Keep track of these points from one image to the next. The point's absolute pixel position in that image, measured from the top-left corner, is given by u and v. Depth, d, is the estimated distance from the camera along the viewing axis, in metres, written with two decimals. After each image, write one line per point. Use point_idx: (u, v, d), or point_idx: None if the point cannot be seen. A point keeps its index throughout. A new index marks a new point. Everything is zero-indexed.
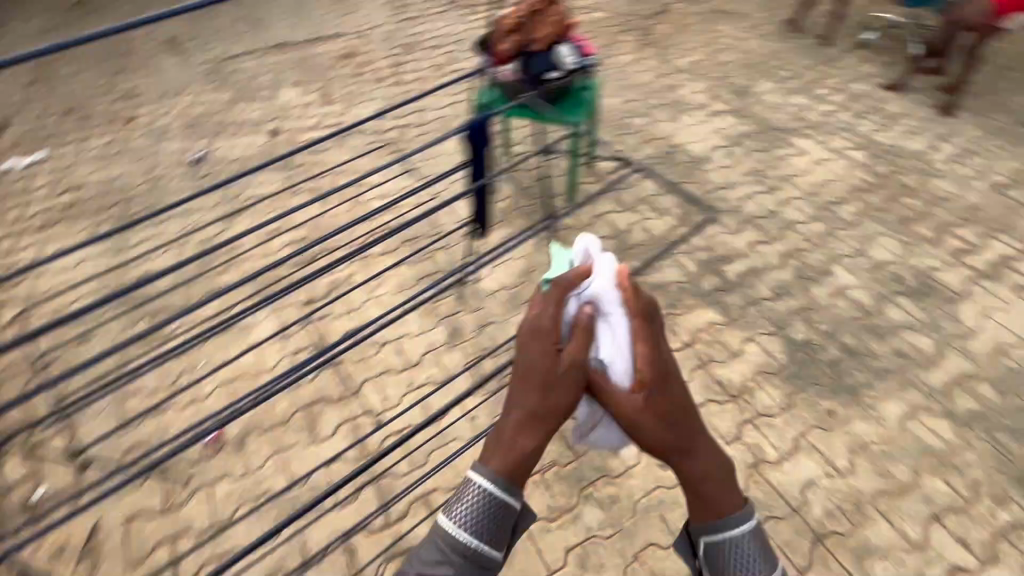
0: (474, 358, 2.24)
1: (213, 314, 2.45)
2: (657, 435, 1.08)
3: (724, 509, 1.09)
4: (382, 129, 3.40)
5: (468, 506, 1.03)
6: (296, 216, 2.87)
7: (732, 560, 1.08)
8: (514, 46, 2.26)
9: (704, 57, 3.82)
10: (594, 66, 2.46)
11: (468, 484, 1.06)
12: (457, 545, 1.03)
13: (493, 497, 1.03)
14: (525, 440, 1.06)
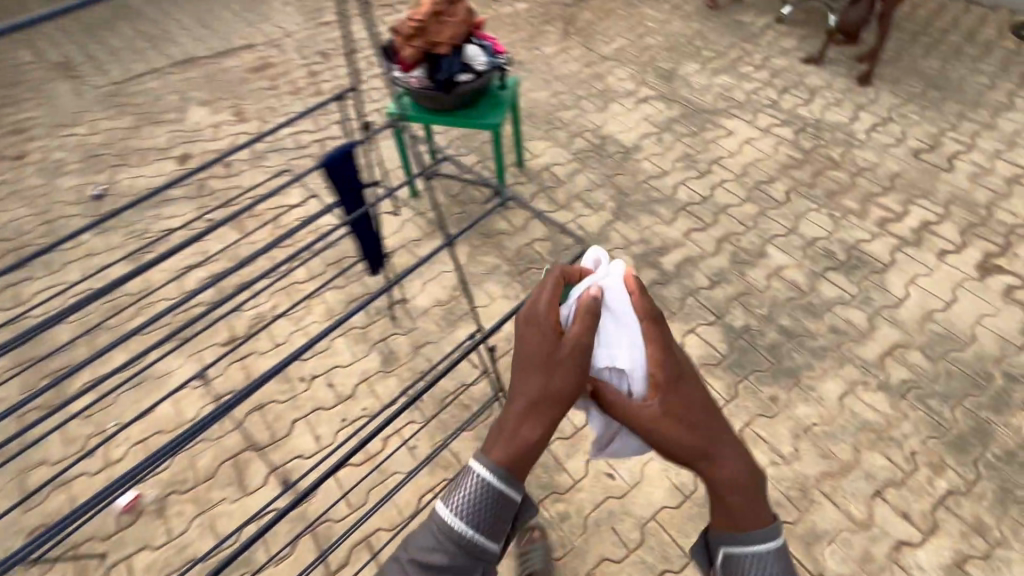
0: (410, 383, 2.13)
1: (124, 365, 2.25)
2: (675, 434, 0.97)
3: (746, 519, 0.97)
4: (302, 145, 3.22)
5: (465, 496, 0.95)
6: (212, 247, 2.68)
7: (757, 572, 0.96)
8: (420, 51, 2.13)
9: (630, 42, 3.77)
10: (507, 65, 2.37)
11: (465, 472, 0.97)
12: (452, 534, 0.96)
13: (491, 488, 0.94)
14: (524, 430, 0.95)
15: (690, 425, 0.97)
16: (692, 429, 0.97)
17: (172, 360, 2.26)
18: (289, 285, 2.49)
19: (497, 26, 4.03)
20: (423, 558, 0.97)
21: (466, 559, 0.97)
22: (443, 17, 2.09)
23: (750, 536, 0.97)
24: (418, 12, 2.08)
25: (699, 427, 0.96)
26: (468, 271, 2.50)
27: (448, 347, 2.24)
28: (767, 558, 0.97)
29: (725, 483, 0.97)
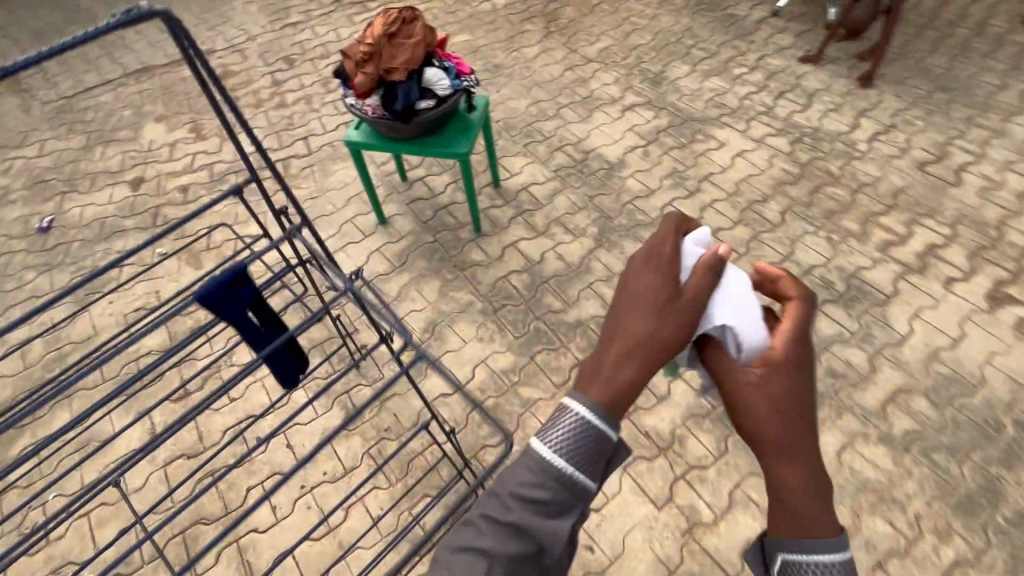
0: (375, 443, 1.97)
1: (68, 426, 2.09)
2: (760, 415, 0.91)
3: (817, 526, 0.88)
4: (264, 166, 3.00)
5: (566, 430, 0.90)
6: (165, 287, 2.49)
7: None
8: (374, 77, 1.90)
9: (615, 42, 3.52)
10: (474, 86, 2.15)
11: (565, 406, 0.93)
12: (551, 469, 0.89)
13: (593, 426, 0.90)
14: (623, 372, 0.91)
15: (781, 409, 0.91)
16: (777, 412, 0.91)
17: (118, 418, 2.09)
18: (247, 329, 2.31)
19: (473, 26, 3.76)
20: (517, 501, 0.90)
21: (567, 498, 0.91)
22: (396, 38, 1.89)
23: (816, 543, 0.87)
24: (368, 35, 1.89)
25: (791, 417, 0.90)
26: (438, 310, 2.32)
27: (415, 400, 2.07)
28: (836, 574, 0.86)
29: (800, 481, 0.89)
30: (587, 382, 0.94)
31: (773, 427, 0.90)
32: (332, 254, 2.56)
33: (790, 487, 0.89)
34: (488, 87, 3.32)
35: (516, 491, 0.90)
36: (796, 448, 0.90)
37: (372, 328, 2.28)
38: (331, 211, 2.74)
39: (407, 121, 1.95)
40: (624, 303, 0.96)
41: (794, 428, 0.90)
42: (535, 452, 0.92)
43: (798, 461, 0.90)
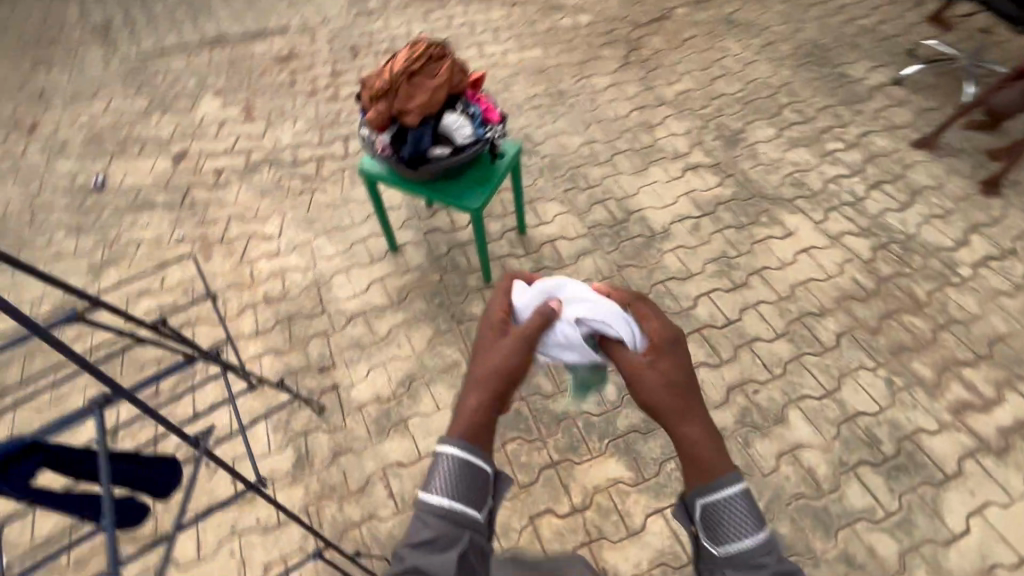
0: (316, 500, 1.85)
1: (45, 401, 2.13)
2: (656, 385, 1.15)
3: (720, 470, 1.03)
4: (298, 162, 2.94)
5: (441, 476, 1.04)
6: (171, 274, 2.49)
7: (724, 521, 0.99)
8: (385, 114, 1.72)
9: (698, 86, 3.13)
10: (503, 135, 1.90)
11: (437, 459, 1.07)
12: (434, 512, 1.01)
13: (458, 462, 1.05)
14: (490, 387, 1.17)
15: (673, 381, 1.15)
16: (667, 384, 1.15)
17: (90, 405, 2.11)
18: (230, 339, 2.26)
19: (547, 41, 3.48)
20: (415, 550, 0.98)
21: (453, 531, 1.01)
22: (416, 77, 1.70)
23: (718, 482, 1.02)
24: (388, 69, 1.71)
25: (676, 387, 1.14)
26: (421, 364, 2.15)
27: (368, 464, 1.92)
28: (736, 501, 1.00)
29: (700, 434, 1.08)
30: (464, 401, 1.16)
31: (672, 395, 1.13)
32: (334, 274, 2.45)
33: (693, 441, 1.07)
34: (544, 115, 3.06)
35: (411, 542, 1.00)
36: (689, 408, 1.11)
37: (348, 368, 2.15)
38: (346, 226, 2.62)
39: (414, 167, 1.76)
40: (480, 342, 1.28)
41: (683, 395, 1.13)
42: (420, 502, 1.03)
43: (689, 419, 1.10)
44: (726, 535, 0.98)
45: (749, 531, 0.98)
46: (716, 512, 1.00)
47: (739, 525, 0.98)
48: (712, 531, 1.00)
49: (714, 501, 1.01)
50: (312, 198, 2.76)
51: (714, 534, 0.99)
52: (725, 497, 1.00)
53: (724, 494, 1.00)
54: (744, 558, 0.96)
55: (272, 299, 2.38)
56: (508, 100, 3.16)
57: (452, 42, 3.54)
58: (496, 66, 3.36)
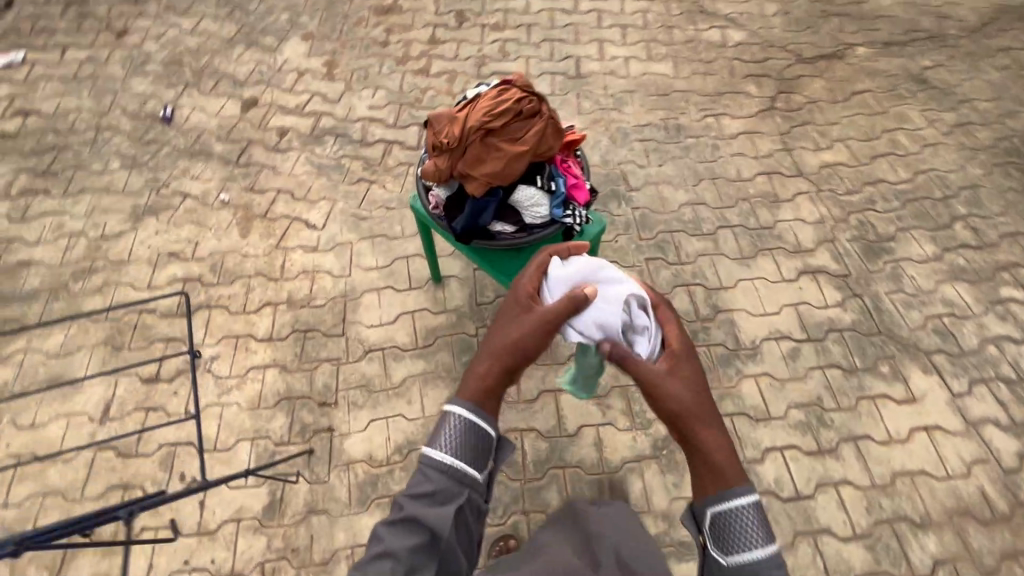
0: (276, 559, 1.69)
1: (53, 351, 2.06)
2: (672, 388, 1.08)
3: (735, 480, 0.99)
4: (366, 141, 2.64)
5: (448, 435, 1.05)
6: (205, 242, 2.33)
7: (732, 533, 0.95)
8: (444, 171, 1.35)
9: (851, 163, 2.51)
10: (586, 219, 1.50)
11: (445, 420, 1.07)
12: (436, 465, 1.03)
13: (468, 423, 1.06)
14: (505, 362, 1.13)
15: (691, 385, 1.09)
16: (686, 384, 1.09)
17: (92, 369, 2.02)
18: (241, 338, 2.09)
19: (681, 56, 2.90)
20: (413, 499, 1.02)
21: (450, 485, 1.03)
22: (494, 138, 1.32)
23: (732, 492, 0.97)
24: (460, 118, 1.32)
25: (695, 390, 1.09)
26: (427, 433, 1.90)
27: (338, 535, 1.73)
28: (749, 515, 0.96)
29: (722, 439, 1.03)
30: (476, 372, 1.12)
31: (693, 399, 1.06)
32: (366, 290, 2.20)
33: (713, 447, 1.02)
34: (651, 152, 2.57)
35: (409, 491, 1.03)
36: (711, 414, 1.05)
37: (350, 411, 1.94)
38: (394, 235, 2.34)
39: (466, 241, 1.41)
40: (501, 318, 1.20)
41: (701, 399, 1.08)
42: (424, 454, 1.05)
43: (707, 422, 1.05)
44: (736, 549, 0.94)
45: (759, 544, 0.94)
46: (727, 525, 0.96)
47: (749, 539, 0.94)
48: (722, 542, 0.96)
49: (726, 513, 0.97)
50: (368, 190, 2.48)
51: (722, 543, 0.96)
52: (739, 510, 0.96)
53: (737, 506, 0.96)
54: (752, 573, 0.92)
55: (295, 302, 2.17)
56: (615, 122, 2.67)
57: (571, 30, 3.02)
58: (614, 74, 2.84)
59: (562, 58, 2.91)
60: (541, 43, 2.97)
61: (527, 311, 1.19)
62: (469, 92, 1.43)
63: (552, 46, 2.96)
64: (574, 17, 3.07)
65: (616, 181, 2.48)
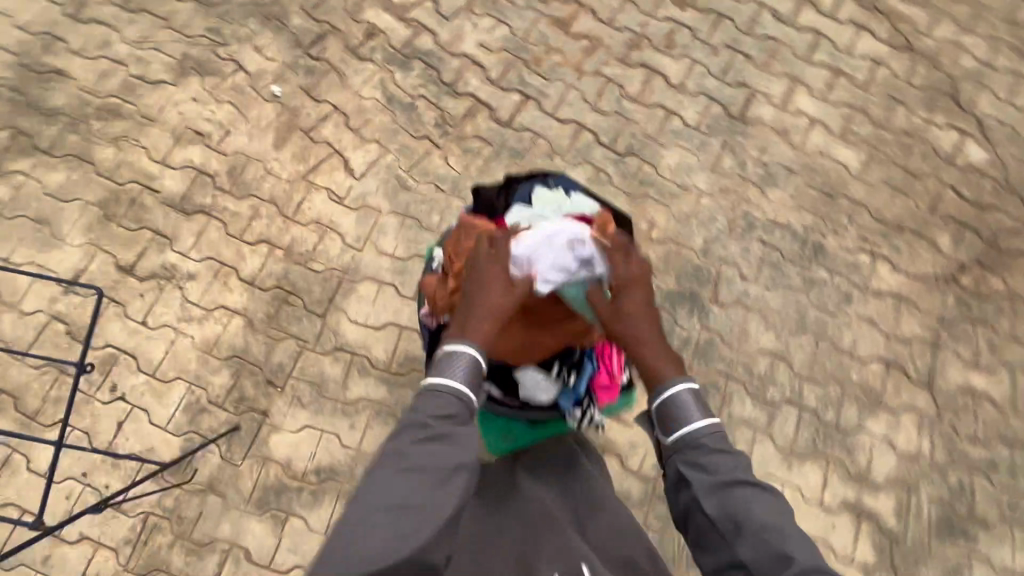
0: (162, 517, 1.66)
1: (50, 189, 1.93)
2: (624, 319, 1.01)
3: (671, 375, 1.00)
4: (454, 88, 2.15)
5: (460, 369, 0.96)
6: (236, 135, 2.04)
7: (669, 418, 0.98)
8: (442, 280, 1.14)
9: (1000, 405, 1.89)
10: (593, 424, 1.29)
11: (454, 357, 0.97)
12: (452, 400, 0.95)
13: (477, 366, 0.97)
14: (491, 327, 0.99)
15: (648, 316, 1.02)
16: (640, 315, 1.02)
17: (75, 229, 1.90)
18: (224, 268, 1.89)
19: (883, 152, 2.14)
20: (421, 427, 0.93)
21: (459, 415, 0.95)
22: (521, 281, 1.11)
23: (670, 381, 1.00)
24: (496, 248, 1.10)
25: (650, 319, 1.02)
26: (352, 467, 1.74)
27: (224, 526, 1.67)
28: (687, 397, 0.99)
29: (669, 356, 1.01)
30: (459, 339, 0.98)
31: (648, 331, 1.01)
32: (368, 275, 1.91)
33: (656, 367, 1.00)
34: (764, 265, 2.00)
35: (416, 424, 0.93)
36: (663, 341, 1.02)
37: (291, 405, 1.78)
38: (426, 226, 1.98)
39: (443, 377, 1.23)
40: (475, 289, 1.01)
41: (654, 325, 1.02)
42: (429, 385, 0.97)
43: (655, 352, 1.00)
44: (676, 427, 0.97)
45: (694, 416, 0.98)
46: (666, 410, 0.99)
47: (685, 413, 0.98)
48: (662, 425, 1.00)
49: (668, 400, 0.98)
50: (427, 153, 2.06)
51: (664, 428, 0.99)
52: (681, 396, 0.98)
53: (678, 391, 0.98)
54: (687, 442, 0.96)
55: (293, 254, 1.92)
56: (746, 204, 2.06)
57: (767, 49, 2.25)
58: (784, 136, 2.14)
59: (734, 82, 2.20)
60: (721, 50, 2.24)
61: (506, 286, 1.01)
62: (540, 200, 1.18)
63: (731, 61, 2.23)
64: (782, 32, 2.27)
65: (703, 282, 1.97)
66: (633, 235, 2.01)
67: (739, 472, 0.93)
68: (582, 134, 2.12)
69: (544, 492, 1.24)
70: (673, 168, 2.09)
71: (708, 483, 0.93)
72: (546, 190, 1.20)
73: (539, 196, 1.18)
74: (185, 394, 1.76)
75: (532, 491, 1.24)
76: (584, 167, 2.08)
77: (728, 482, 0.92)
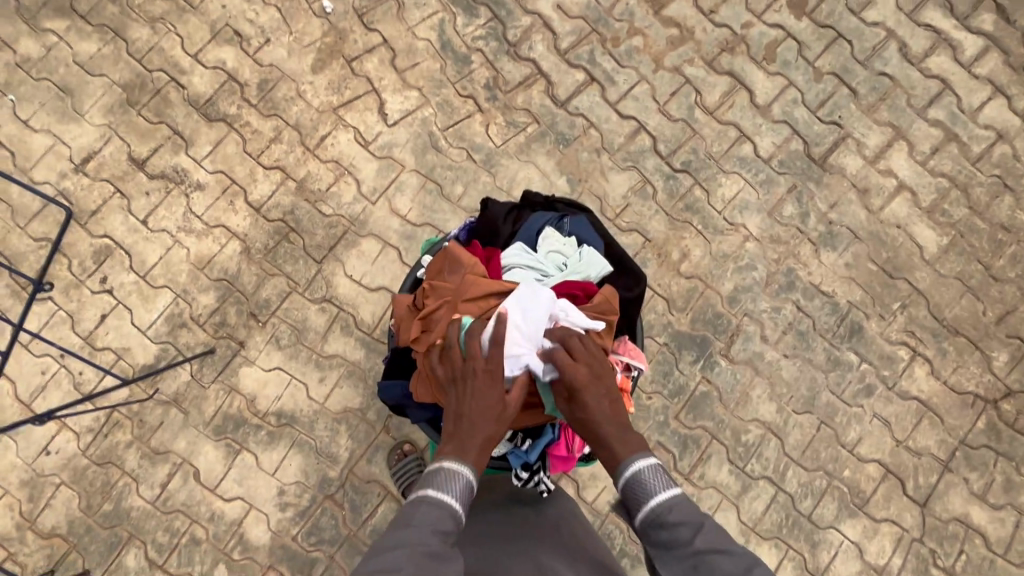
0: (126, 417, 1.71)
1: (79, 58, 1.85)
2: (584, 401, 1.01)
3: (625, 455, 1.00)
4: (517, 49, 1.93)
5: (452, 489, 0.95)
6: (276, 45, 1.89)
7: (635, 497, 0.96)
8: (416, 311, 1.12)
9: (992, 546, 1.75)
10: (541, 488, 1.24)
11: (449, 478, 0.96)
12: (446, 514, 0.92)
13: (467, 488, 0.97)
14: (491, 438, 0.99)
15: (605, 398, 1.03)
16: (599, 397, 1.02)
17: (96, 108, 1.83)
18: (234, 187, 1.82)
19: (968, 241, 1.88)
20: (406, 541, 0.86)
21: (445, 529, 0.90)
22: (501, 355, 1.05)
23: (630, 462, 0.98)
24: (485, 305, 1.07)
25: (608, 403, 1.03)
26: (313, 420, 1.74)
27: (180, 441, 1.71)
28: (654, 477, 0.97)
29: (628, 437, 1.02)
30: (450, 450, 0.98)
31: (607, 419, 1.01)
32: (375, 232, 1.82)
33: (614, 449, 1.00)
34: (791, 331, 1.83)
35: (402, 538, 0.87)
36: (620, 426, 1.02)
37: (268, 343, 1.75)
38: (447, 195, 1.85)
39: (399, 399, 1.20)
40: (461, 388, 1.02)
41: (611, 408, 1.03)
42: (416, 504, 0.93)
43: (615, 436, 1.01)
44: (638, 506, 0.95)
45: (656, 489, 0.95)
46: (630, 487, 0.97)
47: (647, 487, 0.96)
48: (629, 505, 0.97)
49: (630, 478, 0.97)
50: (469, 115, 1.89)
51: (630, 510, 0.97)
52: (641, 472, 0.97)
53: (640, 473, 0.97)
54: (652, 517, 0.93)
55: (305, 189, 1.83)
56: (794, 260, 1.86)
57: (879, 90, 1.94)
58: (862, 196, 1.90)
59: (827, 119, 1.93)
60: (825, 78, 1.95)
61: (490, 388, 1.01)
62: (543, 247, 1.16)
63: (833, 93, 1.94)
64: (903, 73, 1.95)
65: (719, 332, 1.82)
66: (660, 262, 1.84)
67: (704, 537, 0.88)
68: (640, 136, 1.90)
69: (523, 513, 1.19)
70: (727, 199, 1.88)
71: (676, 556, 0.89)
72: (553, 236, 1.17)
73: (544, 241, 1.17)
74: (170, 305, 1.76)
75: (511, 514, 1.19)
76: (630, 173, 1.88)
77: (702, 549, 0.87)
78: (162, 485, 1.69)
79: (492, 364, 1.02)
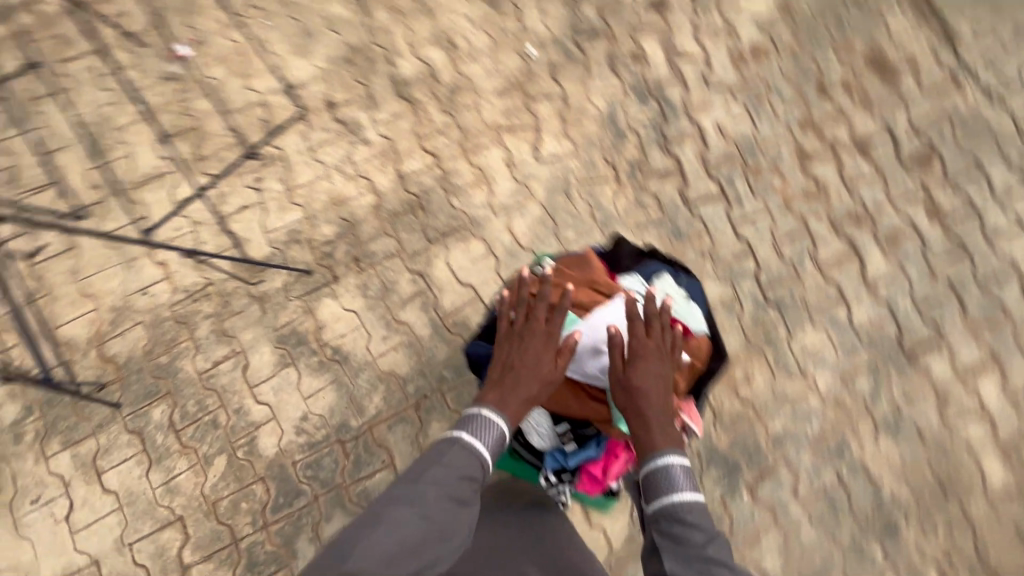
0: (218, 293, 1.91)
1: (328, 15, 2.25)
2: (644, 375, 1.11)
3: (659, 440, 1.08)
4: (669, 145, 2.15)
5: (485, 436, 1.10)
6: (477, 65, 2.22)
7: (659, 487, 1.05)
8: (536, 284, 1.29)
9: None
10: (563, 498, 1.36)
11: (482, 431, 1.10)
12: (472, 464, 1.07)
13: (500, 436, 1.12)
14: (532, 393, 1.13)
15: (661, 383, 1.12)
16: (657, 379, 1.12)
17: (322, 55, 2.20)
18: (392, 154, 2.09)
19: None
20: (428, 481, 1.02)
21: (465, 479, 1.05)
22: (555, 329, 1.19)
23: (663, 450, 1.07)
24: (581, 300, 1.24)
25: (662, 388, 1.12)
26: (361, 368, 1.86)
27: (248, 334, 1.88)
28: (683, 478, 1.05)
29: (665, 424, 1.10)
30: (491, 399, 1.13)
31: (655, 401, 1.10)
32: (486, 238, 2.01)
33: (651, 424, 1.09)
34: (823, 497, 1.79)
35: (424, 478, 1.03)
36: (663, 411, 1.11)
37: (357, 287, 1.93)
38: (559, 235, 2.02)
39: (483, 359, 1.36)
40: (519, 347, 1.18)
41: (662, 393, 1.12)
42: (445, 444, 1.08)
43: (656, 419, 1.09)
44: (660, 497, 1.04)
45: (678, 489, 1.04)
46: (658, 479, 1.05)
47: (673, 484, 1.04)
48: (651, 494, 1.05)
49: (659, 469, 1.05)
50: (606, 180, 2.10)
51: (651, 498, 1.06)
52: (672, 467, 1.05)
53: (670, 467, 1.05)
54: (671, 515, 1.01)
55: (447, 180, 2.07)
56: (851, 431, 1.85)
57: (989, 315, 1.98)
58: (940, 402, 1.88)
59: (928, 319, 1.97)
60: (940, 283, 2.01)
61: (541, 348, 1.17)
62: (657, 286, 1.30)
63: (942, 298, 1.99)
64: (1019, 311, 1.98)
65: (752, 463, 1.81)
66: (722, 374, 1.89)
67: (715, 549, 0.98)
68: (746, 259, 2.02)
69: (521, 535, 1.26)
70: (806, 347, 1.93)
71: (683, 556, 0.98)
72: (670, 282, 1.31)
73: (661, 282, 1.30)
74: (298, 222, 1.99)
75: (511, 534, 1.26)
76: (725, 286, 1.99)
77: (708, 559, 0.96)
78: (216, 362, 1.85)
79: (549, 328, 1.18)
